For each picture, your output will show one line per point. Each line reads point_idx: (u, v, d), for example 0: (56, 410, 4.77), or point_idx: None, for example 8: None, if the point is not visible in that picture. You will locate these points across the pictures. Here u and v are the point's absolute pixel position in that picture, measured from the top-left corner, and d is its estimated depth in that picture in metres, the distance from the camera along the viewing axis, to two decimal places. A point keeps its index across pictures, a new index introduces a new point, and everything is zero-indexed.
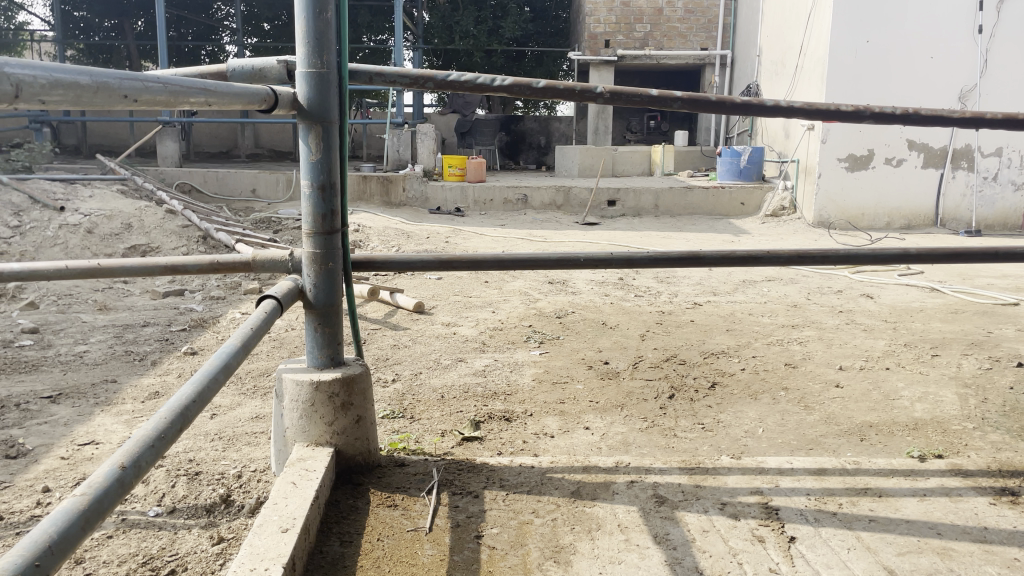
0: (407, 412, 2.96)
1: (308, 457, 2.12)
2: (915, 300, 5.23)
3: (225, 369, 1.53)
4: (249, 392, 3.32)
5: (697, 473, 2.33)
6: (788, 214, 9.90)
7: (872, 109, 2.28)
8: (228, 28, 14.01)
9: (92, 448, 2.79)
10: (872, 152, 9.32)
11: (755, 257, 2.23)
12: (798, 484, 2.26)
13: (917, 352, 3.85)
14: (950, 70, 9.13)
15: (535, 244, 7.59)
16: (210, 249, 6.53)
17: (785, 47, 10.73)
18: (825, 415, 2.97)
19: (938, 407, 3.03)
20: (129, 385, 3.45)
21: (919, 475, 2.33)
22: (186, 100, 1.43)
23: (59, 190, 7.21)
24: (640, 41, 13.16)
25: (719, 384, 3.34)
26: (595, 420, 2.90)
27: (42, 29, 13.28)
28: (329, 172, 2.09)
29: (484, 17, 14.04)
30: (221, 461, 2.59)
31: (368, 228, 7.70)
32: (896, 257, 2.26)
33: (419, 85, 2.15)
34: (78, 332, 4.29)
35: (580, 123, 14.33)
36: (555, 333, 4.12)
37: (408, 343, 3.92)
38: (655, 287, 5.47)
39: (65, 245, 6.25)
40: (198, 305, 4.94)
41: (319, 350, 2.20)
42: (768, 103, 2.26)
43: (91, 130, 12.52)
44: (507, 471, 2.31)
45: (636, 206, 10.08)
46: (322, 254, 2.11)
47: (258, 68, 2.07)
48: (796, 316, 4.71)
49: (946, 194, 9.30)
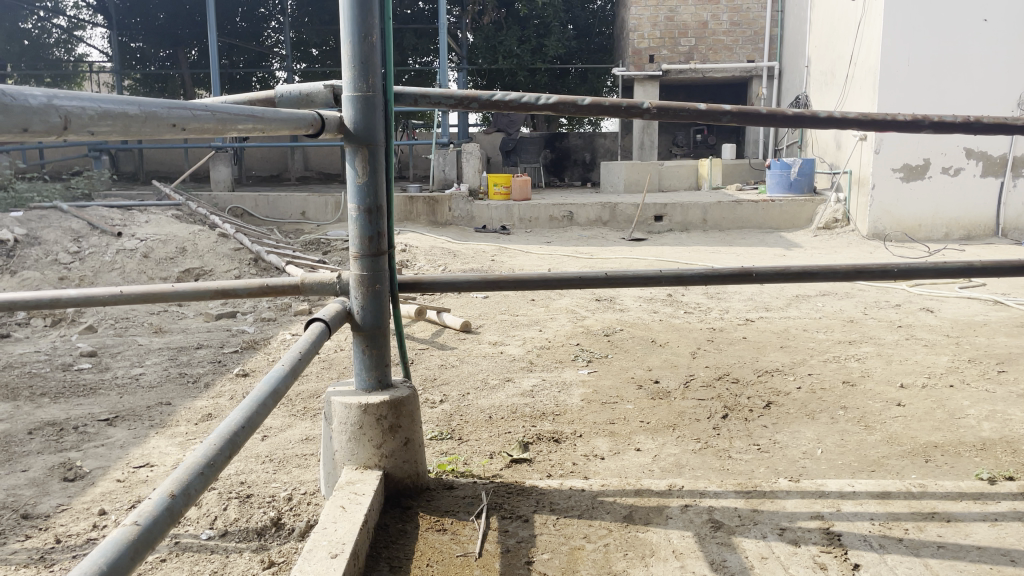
0: (455, 433, 2.93)
1: (357, 480, 2.11)
2: (978, 314, 5.05)
3: (274, 395, 1.53)
4: (299, 413, 3.34)
5: (754, 497, 2.26)
6: (841, 227, 9.68)
7: (931, 119, 2.21)
8: (278, 54, 14.34)
9: (147, 470, 2.83)
10: (928, 161, 9.06)
11: (810, 273, 2.17)
12: (861, 508, 2.18)
13: (982, 368, 3.70)
14: (1008, 76, 8.87)
15: (582, 261, 7.55)
16: (261, 271, 6.63)
17: (834, 57, 10.55)
18: (888, 435, 2.87)
19: (1007, 426, 2.90)
20: (183, 407, 3.50)
21: (989, 499, 2.22)
22: (234, 127, 1.44)
23: (117, 216, 7.40)
24: (685, 55, 13.08)
25: (774, 404, 3.25)
26: (646, 441, 2.84)
27: (100, 60, 13.75)
28: (375, 194, 2.09)
29: (527, 36, 14.12)
30: (271, 484, 2.60)
31: (415, 248, 7.74)
32: (959, 270, 2.17)
33: (463, 106, 2.14)
34: (135, 355, 4.38)
35: (625, 138, 14.26)
36: (604, 352, 4.07)
37: (456, 362, 3.92)
38: (705, 303, 5.38)
39: (123, 269, 6.42)
40: (250, 327, 5.02)
41: (367, 373, 2.20)
42: (820, 115, 2.20)
43: (148, 157, 12.90)
44: (557, 495, 2.27)
45: (684, 221, 9.98)
46: (369, 276, 2.11)
47: (305, 93, 2.10)
48: (852, 331, 4.58)
49: (1008, 204, 9.02)
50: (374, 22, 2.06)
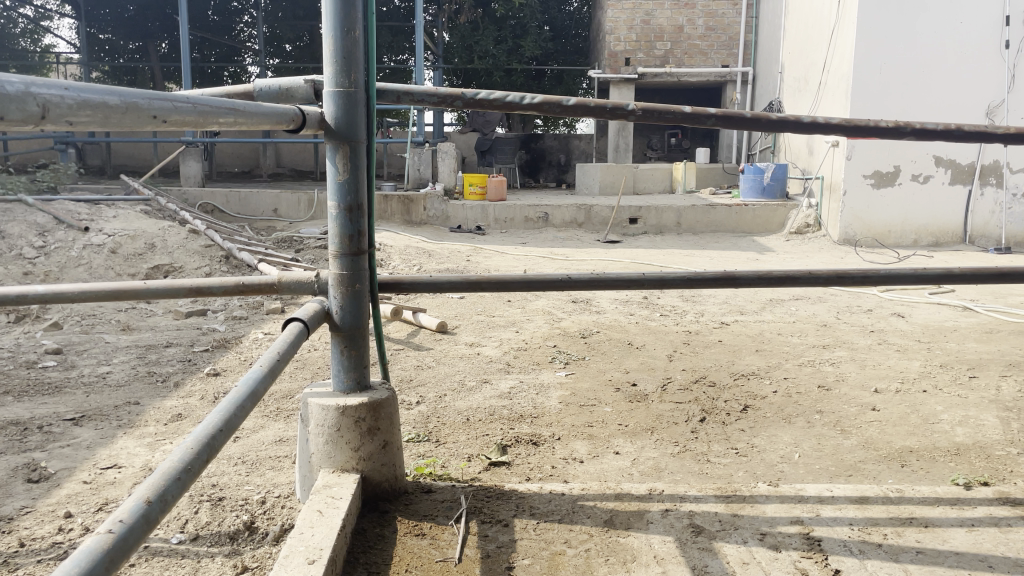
0: (433, 435, 2.90)
1: (334, 484, 2.07)
2: (948, 320, 5.12)
3: (252, 397, 1.49)
4: (272, 414, 3.27)
5: (734, 501, 2.26)
6: (812, 232, 9.79)
7: (912, 126, 2.22)
8: (251, 49, 14.16)
9: (115, 472, 2.76)
10: (898, 169, 9.20)
11: (792, 278, 2.17)
12: (839, 513, 2.18)
13: (954, 374, 3.74)
14: (977, 86, 8.99)
15: (558, 263, 7.53)
16: (232, 269, 6.52)
17: (807, 63, 10.66)
18: (863, 439, 2.88)
19: (980, 431, 2.93)
20: (152, 407, 3.41)
21: (966, 504, 2.24)
22: (216, 120, 1.40)
23: (84, 210, 7.24)
24: (660, 58, 13.10)
25: (751, 407, 3.25)
26: (625, 445, 2.83)
27: (68, 52, 13.48)
28: (356, 192, 2.05)
29: (503, 36, 14.10)
30: (244, 487, 2.54)
31: (389, 247, 7.67)
32: (939, 277, 2.18)
33: (447, 104, 2.11)
34: (101, 353, 4.27)
35: (600, 141, 14.29)
36: (581, 354, 4.06)
37: (432, 363, 3.88)
38: (680, 306, 5.39)
39: (89, 265, 6.27)
40: (221, 325, 4.93)
41: (345, 373, 2.15)
42: (803, 120, 2.20)
43: (116, 151, 12.67)
44: (537, 499, 2.25)
45: (658, 224, 10.02)
46: (349, 276, 2.07)
47: (286, 87, 2.06)
48: (826, 335, 4.61)
49: (975, 212, 9.17)
50: (357, 17, 2.02)
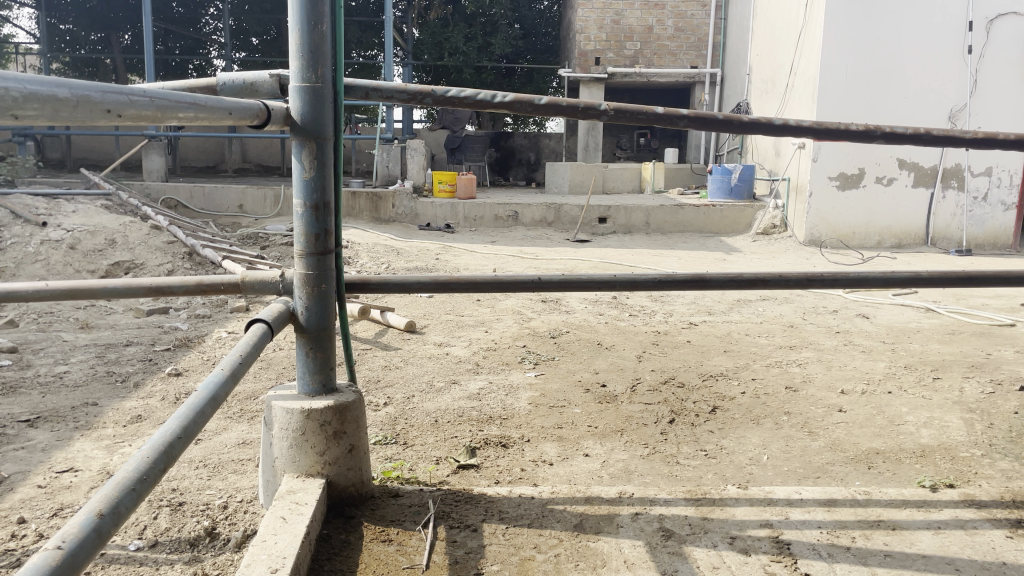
0: (400, 438, 2.86)
1: (298, 489, 2.02)
2: (912, 321, 5.19)
3: (212, 402, 1.44)
4: (235, 416, 3.20)
5: (704, 504, 2.25)
6: (778, 233, 9.88)
7: (883, 129, 2.23)
8: (217, 42, 13.92)
9: (71, 475, 2.67)
10: (862, 171, 9.33)
11: (763, 280, 2.16)
12: (809, 516, 2.18)
13: (918, 375, 3.79)
14: (940, 89, 9.15)
15: (528, 261, 7.52)
16: (195, 266, 6.39)
17: (775, 65, 10.76)
18: (830, 441, 2.90)
19: (945, 433, 2.96)
20: (110, 408, 3.32)
21: (932, 506, 2.25)
22: (175, 115, 1.35)
23: (41, 204, 7.04)
24: (630, 59, 13.15)
25: (720, 408, 3.26)
26: (594, 446, 2.81)
27: (27, 42, 13.14)
28: (323, 190, 2.00)
29: (474, 33, 14.03)
30: (206, 491, 2.47)
31: (357, 245, 7.60)
32: (907, 280, 2.19)
33: (417, 101, 2.07)
34: (59, 352, 4.16)
35: (570, 140, 14.30)
36: (551, 354, 4.04)
37: (400, 364, 3.83)
38: (650, 306, 5.40)
39: (46, 261, 6.11)
40: (183, 323, 4.83)
41: (310, 376, 2.11)
42: (775, 121, 2.20)
43: (77, 143, 12.39)
44: (507, 503, 2.21)
45: (627, 223, 10.04)
46: (315, 276, 2.02)
47: (250, 81, 2.00)
48: (793, 336, 4.65)
49: (937, 214, 9.33)
50: (325, 10, 1.97)
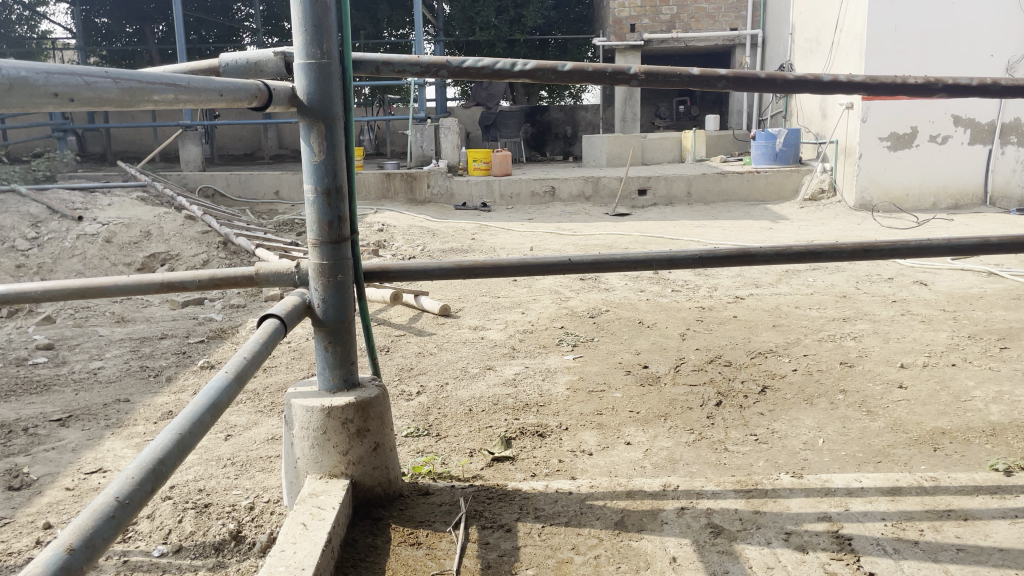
0: (433, 429, 2.74)
1: (321, 491, 1.91)
2: (974, 286, 4.91)
3: (212, 410, 1.33)
4: (265, 410, 3.12)
5: (755, 496, 2.08)
6: (827, 197, 9.52)
7: (945, 81, 2.03)
8: (249, 28, 13.90)
9: (99, 476, 2.62)
10: (915, 130, 8.92)
11: (813, 252, 1.98)
12: (870, 507, 2.00)
13: (983, 345, 3.55)
14: (996, 39, 8.69)
15: (566, 238, 7.35)
16: (231, 255, 6.37)
17: (818, 23, 10.34)
18: (891, 421, 2.70)
19: (1016, 408, 2.75)
20: (142, 405, 3.27)
21: (1007, 493, 2.05)
22: (149, 98, 1.23)
23: (78, 199, 7.09)
24: (667, 24, 12.79)
25: (769, 388, 3.08)
26: (637, 434, 2.66)
27: (64, 38, 13.29)
28: (334, 174, 1.87)
29: (505, 6, 13.78)
30: (232, 492, 2.39)
31: (392, 227, 7.53)
32: (975, 248, 1.99)
33: (431, 74, 1.92)
34: (94, 347, 4.14)
35: (606, 111, 14.01)
36: (590, 335, 3.89)
37: (434, 350, 3.71)
38: (693, 281, 5.19)
39: (83, 256, 6.14)
40: (217, 314, 4.79)
41: (330, 371, 1.99)
42: (823, 78, 2.00)
43: (117, 136, 12.53)
44: (542, 499, 2.08)
45: (668, 194, 9.77)
46: (331, 266, 1.90)
47: (254, 60, 1.86)
48: (845, 307, 4.42)
49: (995, 172, 8.91)
50: None
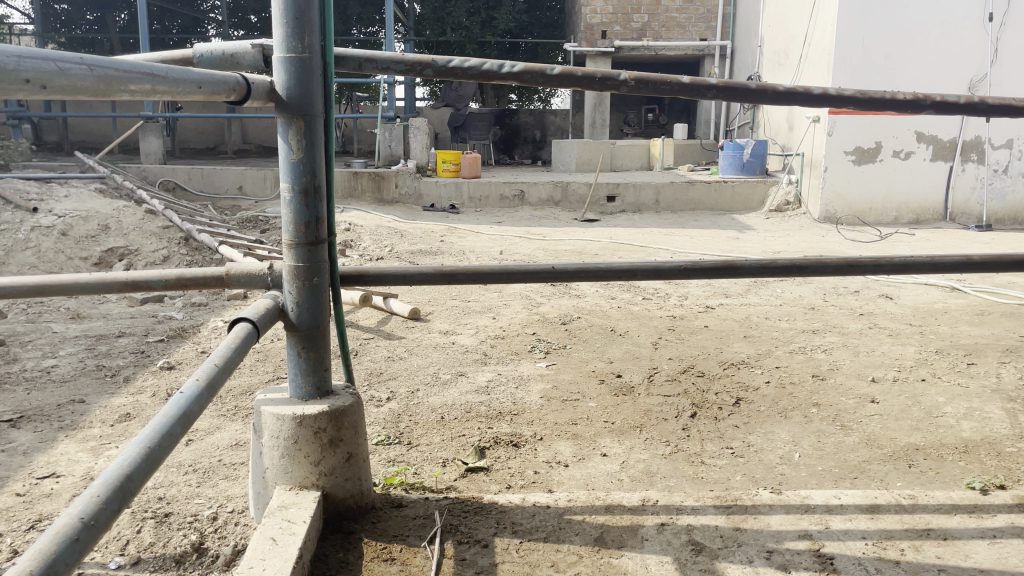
0: (404, 437, 2.67)
1: (291, 504, 1.83)
2: (938, 301, 4.97)
3: (182, 421, 1.25)
4: (228, 414, 3.02)
5: (735, 512, 2.05)
6: (792, 209, 9.63)
7: (933, 98, 2.02)
8: (214, 20, 13.64)
9: (52, 482, 2.50)
10: (879, 145, 9.06)
11: (799, 266, 1.95)
12: (850, 525, 1.98)
13: (951, 361, 3.58)
14: (960, 58, 8.87)
15: (536, 242, 7.32)
16: (192, 251, 6.20)
17: (787, 36, 10.47)
18: (865, 436, 2.70)
19: (987, 425, 2.76)
20: (98, 406, 3.14)
21: (984, 512, 2.05)
22: (126, 88, 1.15)
23: (33, 189, 6.85)
24: (638, 31, 12.82)
25: (744, 400, 3.06)
26: (613, 445, 2.62)
27: (21, 23, 12.91)
28: (313, 174, 1.80)
29: (476, 8, 13.74)
30: (194, 501, 2.29)
31: (360, 227, 7.42)
32: (958, 265, 1.98)
33: (416, 73, 1.86)
34: (47, 344, 3.98)
35: (576, 116, 14.03)
36: (562, 342, 3.84)
37: (404, 354, 3.63)
38: (663, 289, 5.18)
39: (37, 248, 5.93)
40: (178, 312, 4.64)
41: (303, 379, 1.91)
42: (814, 91, 1.97)
43: (74, 126, 12.18)
44: (519, 513, 2.02)
45: (636, 201, 9.80)
46: (306, 269, 1.82)
47: (230, 52, 1.77)
48: (814, 319, 4.45)
49: (956, 188, 9.09)
50: None
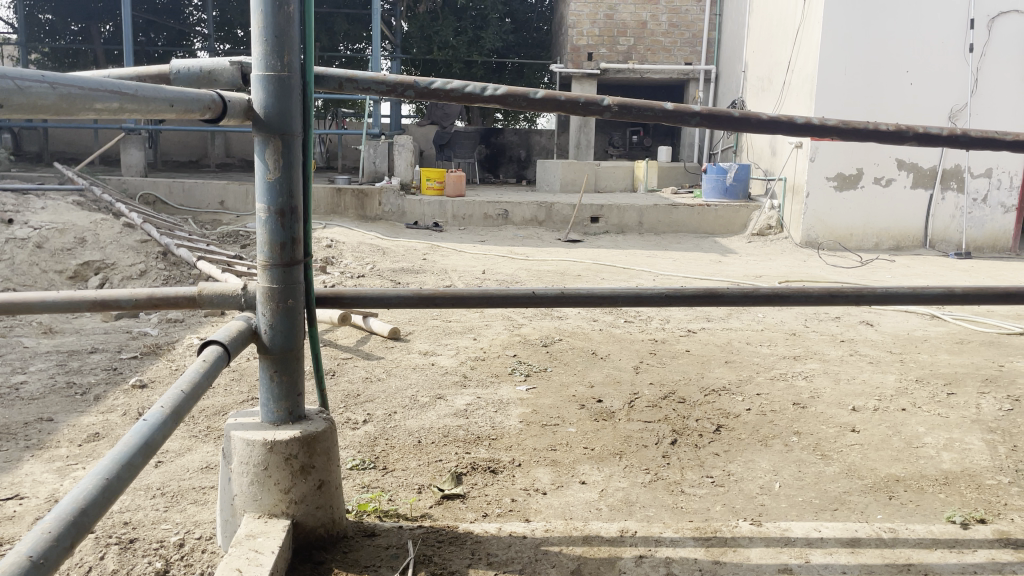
0: (379, 462, 2.62)
1: (259, 533, 1.77)
2: (918, 329, 4.99)
3: (144, 450, 1.21)
4: (200, 434, 2.96)
5: (715, 545, 2.01)
6: (774, 234, 9.68)
7: (915, 130, 2.01)
8: (200, 33, 13.60)
9: (15, 504, 2.42)
10: (861, 171, 9.14)
11: (781, 296, 1.93)
12: (830, 559, 1.94)
13: (931, 390, 3.58)
14: (942, 88, 8.98)
15: (518, 262, 7.29)
16: (170, 266, 6.13)
17: (771, 62, 10.58)
18: (846, 466, 2.68)
19: (967, 457, 2.75)
20: (66, 425, 3.06)
21: (965, 547, 2.02)
22: (92, 106, 1.11)
23: (8, 201, 6.75)
24: (624, 54, 12.91)
25: (724, 428, 3.03)
26: (592, 473, 2.58)
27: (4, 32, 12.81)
28: (289, 195, 1.76)
29: (463, 27, 13.80)
30: (161, 526, 2.22)
31: (342, 244, 7.37)
32: (940, 297, 1.96)
33: (397, 94, 1.83)
34: (17, 359, 3.89)
35: (561, 136, 14.09)
36: (543, 365, 3.81)
37: (382, 375, 3.58)
38: (645, 312, 5.16)
39: (11, 261, 5.83)
40: (152, 329, 4.56)
41: (275, 403, 1.86)
42: (797, 120, 1.96)
43: (54, 136, 12.07)
44: (494, 544, 1.98)
45: (620, 223, 9.82)
46: (281, 291, 1.78)
47: (208, 69, 1.72)
48: (795, 345, 4.44)
49: (936, 216, 9.18)
50: None
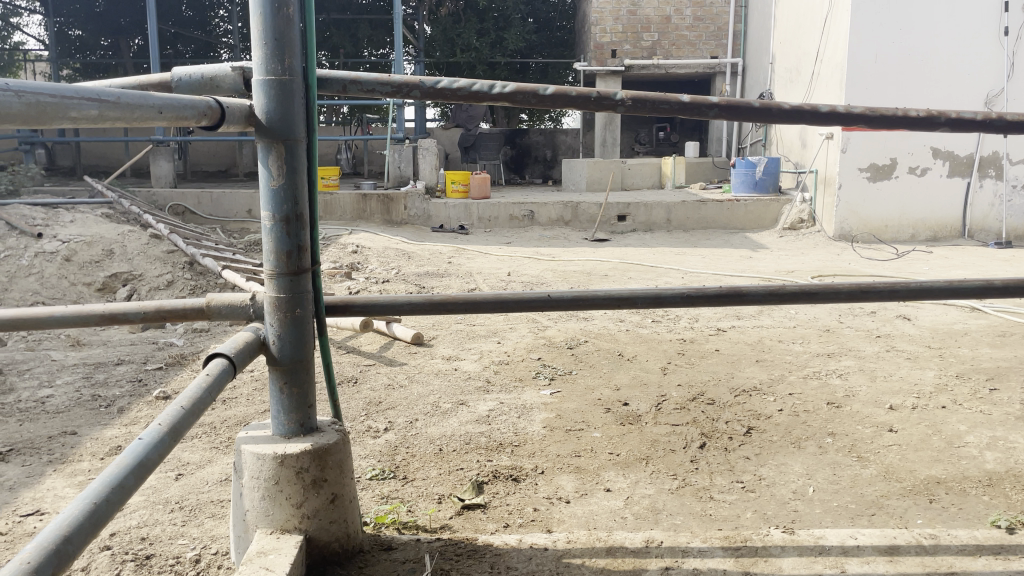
0: (400, 471, 2.57)
1: (271, 550, 1.72)
2: (957, 322, 4.82)
3: (137, 471, 1.16)
4: (221, 446, 2.94)
5: (745, 555, 1.91)
6: (806, 227, 9.50)
7: (948, 115, 1.90)
8: (226, 44, 13.73)
9: (36, 519, 2.42)
10: (894, 161, 8.92)
11: (809, 292, 1.83)
12: (868, 567, 1.84)
13: (972, 386, 3.43)
14: (978, 73, 8.73)
15: (544, 263, 7.22)
16: (196, 275, 6.16)
17: (799, 53, 10.38)
18: (883, 468, 2.57)
19: (1012, 456, 2.63)
20: (89, 438, 3.06)
21: (1011, 553, 1.91)
22: (68, 114, 1.06)
23: (39, 215, 6.84)
24: (648, 50, 12.78)
25: (755, 430, 2.93)
26: (617, 479, 2.51)
27: (37, 49, 13.06)
28: (294, 201, 1.71)
29: (486, 29, 13.80)
30: (177, 541, 2.19)
31: (367, 249, 7.37)
32: (979, 289, 1.86)
33: (403, 94, 1.76)
34: (44, 373, 3.91)
35: (586, 135, 14.02)
36: (568, 368, 3.74)
37: (405, 382, 3.54)
38: (673, 312, 5.06)
39: (41, 275, 5.90)
40: (178, 339, 4.57)
41: (286, 415, 1.82)
42: (821, 108, 1.86)
43: (86, 151, 12.26)
44: (515, 557, 1.91)
45: (647, 220, 9.69)
46: (289, 301, 1.73)
47: (209, 75, 1.68)
48: (829, 342, 4.31)
49: (974, 205, 8.92)
50: None
